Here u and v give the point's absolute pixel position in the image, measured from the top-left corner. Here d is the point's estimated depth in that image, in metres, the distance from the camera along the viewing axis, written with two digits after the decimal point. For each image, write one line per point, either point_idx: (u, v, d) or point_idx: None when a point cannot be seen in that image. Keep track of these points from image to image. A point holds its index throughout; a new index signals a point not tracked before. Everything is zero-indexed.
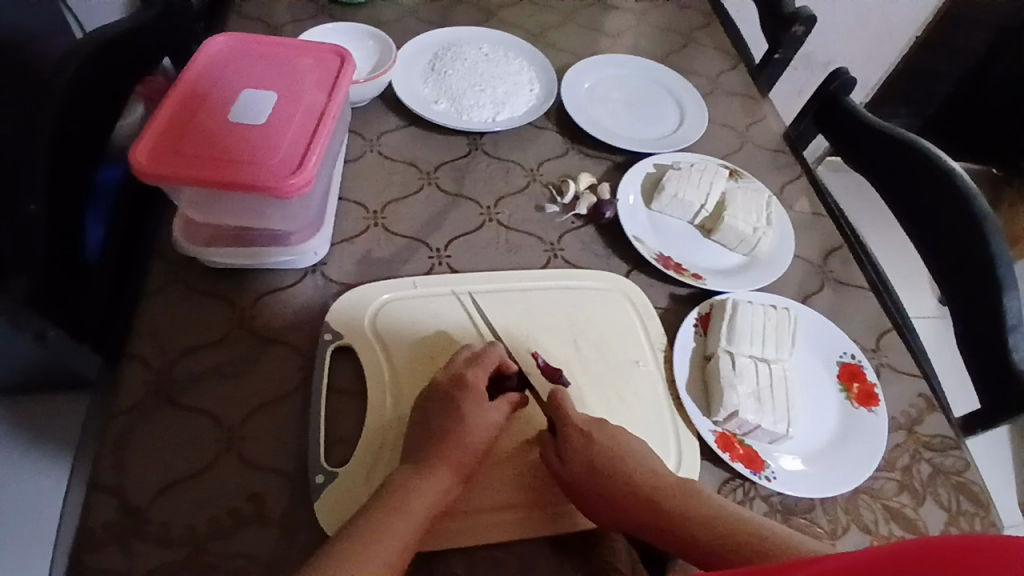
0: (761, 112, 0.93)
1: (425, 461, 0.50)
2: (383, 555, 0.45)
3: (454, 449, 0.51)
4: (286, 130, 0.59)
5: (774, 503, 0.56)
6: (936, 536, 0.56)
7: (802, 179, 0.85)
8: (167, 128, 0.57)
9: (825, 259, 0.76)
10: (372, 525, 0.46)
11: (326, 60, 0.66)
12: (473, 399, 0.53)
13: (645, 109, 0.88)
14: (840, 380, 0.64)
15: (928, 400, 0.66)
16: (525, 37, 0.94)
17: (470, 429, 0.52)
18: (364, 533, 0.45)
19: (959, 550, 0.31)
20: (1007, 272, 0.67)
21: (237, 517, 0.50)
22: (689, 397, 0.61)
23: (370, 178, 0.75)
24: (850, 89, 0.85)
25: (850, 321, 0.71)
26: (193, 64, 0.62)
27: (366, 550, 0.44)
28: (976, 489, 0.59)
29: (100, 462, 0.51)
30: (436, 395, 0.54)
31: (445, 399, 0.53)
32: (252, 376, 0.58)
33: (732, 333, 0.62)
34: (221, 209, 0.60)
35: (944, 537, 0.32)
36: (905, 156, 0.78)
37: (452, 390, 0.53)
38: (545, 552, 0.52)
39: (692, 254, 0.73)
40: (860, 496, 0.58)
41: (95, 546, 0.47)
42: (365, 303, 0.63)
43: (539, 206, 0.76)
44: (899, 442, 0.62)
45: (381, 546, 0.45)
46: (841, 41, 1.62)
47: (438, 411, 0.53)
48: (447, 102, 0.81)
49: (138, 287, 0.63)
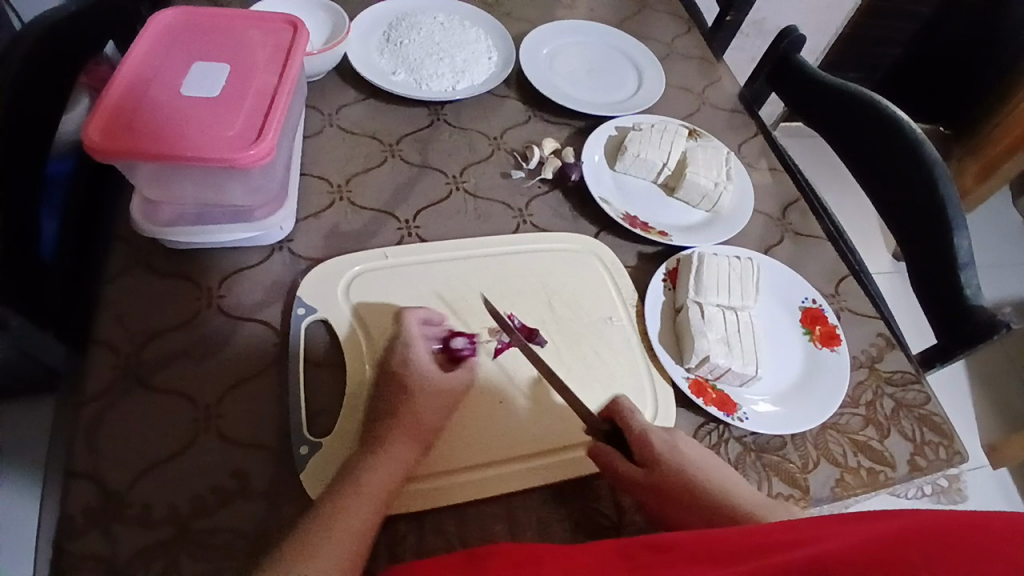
0: (717, 74, 0.94)
1: (379, 440, 0.49)
2: (349, 535, 0.43)
3: (406, 426, 0.49)
4: (243, 102, 0.57)
5: (747, 442, 0.59)
6: (900, 463, 0.59)
7: (758, 137, 0.87)
8: (118, 104, 0.55)
9: (784, 212, 0.79)
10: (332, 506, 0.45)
11: (280, 32, 0.64)
12: (420, 379, 0.52)
13: (604, 74, 0.88)
14: (804, 324, 0.67)
15: (887, 339, 0.69)
16: (481, 6, 0.93)
17: (421, 407, 0.50)
18: (328, 510, 0.44)
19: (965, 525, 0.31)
20: (957, 216, 0.71)
21: (219, 494, 0.49)
22: (663, 348, 0.63)
23: (332, 153, 0.73)
24: (800, 47, 0.88)
25: (810, 269, 0.74)
26: (140, 38, 0.60)
27: (328, 531, 0.43)
28: (937, 420, 0.63)
29: (74, 450, 0.50)
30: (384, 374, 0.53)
31: (391, 383, 0.52)
32: (226, 355, 0.57)
33: (700, 284, 0.63)
34: (180, 186, 0.59)
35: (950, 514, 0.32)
36: (857, 109, 0.80)
37: (394, 371, 0.52)
38: (533, 504, 0.53)
39: (657, 213, 0.75)
40: (828, 431, 0.61)
41: (76, 533, 0.46)
42: (336, 276, 0.63)
43: (505, 174, 0.76)
44: (862, 379, 0.65)
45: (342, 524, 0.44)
46: (791, 8, 1.65)
47: (396, 385, 0.51)
48: (405, 73, 0.80)
49: (99, 273, 0.61)
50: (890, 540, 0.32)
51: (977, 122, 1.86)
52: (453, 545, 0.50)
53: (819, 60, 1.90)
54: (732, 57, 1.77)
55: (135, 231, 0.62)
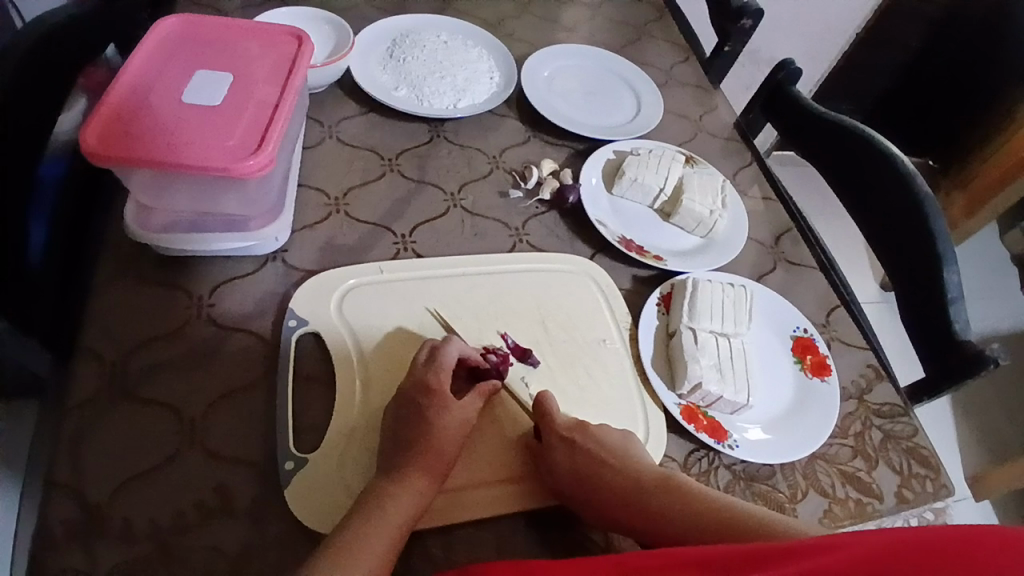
0: (713, 102, 0.96)
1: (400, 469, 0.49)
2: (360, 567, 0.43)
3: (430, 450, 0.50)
4: (243, 113, 0.57)
5: (737, 470, 0.59)
6: (888, 496, 0.59)
7: (753, 166, 0.89)
8: (117, 110, 0.55)
9: (777, 241, 0.80)
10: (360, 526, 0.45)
11: (283, 44, 0.64)
12: (439, 407, 0.52)
13: (603, 98, 0.90)
14: (794, 353, 0.67)
15: (875, 370, 0.70)
16: (484, 26, 0.94)
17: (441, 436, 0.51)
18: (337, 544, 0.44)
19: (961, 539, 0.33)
20: (947, 249, 0.72)
21: (202, 510, 0.48)
22: (655, 372, 0.63)
23: (330, 165, 0.73)
24: (795, 80, 0.90)
25: (802, 298, 0.75)
26: (144, 44, 0.60)
27: (354, 553, 0.44)
28: (925, 452, 0.63)
29: (55, 459, 0.48)
30: (404, 397, 0.53)
31: (412, 406, 0.52)
32: (214, 366, 0.56)
33: (693, 310, 0.64)
34: (175, 193, 0.58)
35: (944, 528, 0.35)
36: (850, 142, 0.82)
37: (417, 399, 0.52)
38: (521, 527, 0.52)
39: (652, 237, 0.75)
40: (817, 461, 0.61)
41: (54, 545, 0.45)
42: (330, 290, 0.62)
43: (503, 193, 0.76)
44: (851, 409, 0.66)
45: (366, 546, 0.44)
46: (784, 41, 1.70)
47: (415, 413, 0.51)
48: (406, 89, 0.81)
49: (88, 279, 0.60)
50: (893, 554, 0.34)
51: (963, 157, 1.90)
52: (439, 568, 0.49)
53: (811, 91, 1.94)
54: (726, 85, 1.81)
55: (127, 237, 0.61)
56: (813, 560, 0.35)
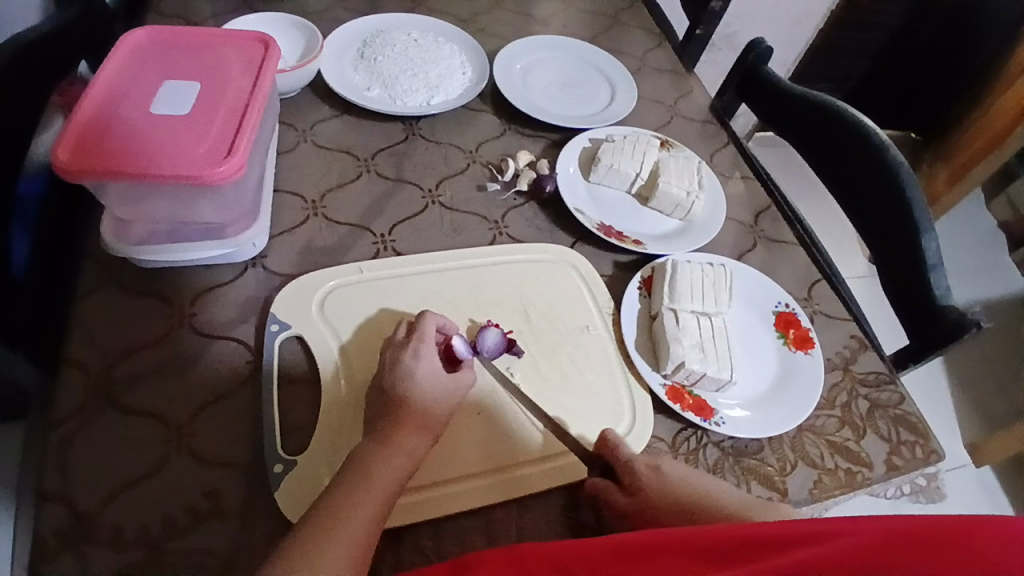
0: (688, 86, 0.96)
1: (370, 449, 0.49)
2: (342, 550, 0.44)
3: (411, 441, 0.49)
4: (214, 120, 0.57)
5: (725, 447, 0.59)
6: (877, 464, 0.60)
7: (730, 146, 0.89)
8: (87, 123, 0.55)
9: (756, 219, 0.80)
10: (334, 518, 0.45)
11: (252, 49, 0.64)
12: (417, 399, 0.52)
13: (577, 88, 0.90)
14: (778, 328, 0.67)
15: (860, 341, 0.70)
16: (455, 23, 0.94)
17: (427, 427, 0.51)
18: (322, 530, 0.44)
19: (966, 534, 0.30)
20: (923, 218, 0.72)
21: (193, 515, 0.48)
22: (639, 355, 0.63)
23: (306, 169, 0.73)
24: (767, 59, 0.90)
25: (783, 274, 0.75)
26: (112, 57, 0.60)
27: (326, 544, 0.43)
28: (911, 420, 0.64)
29: (44, 473, 0.48)
30: (377, 391, 0.53)
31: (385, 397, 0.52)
32: (199, 372, 0.56)
33: (674, 291, 0.64)
34: (151, 204, 0.58)
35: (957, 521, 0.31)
36: (823, 118, 0.82)
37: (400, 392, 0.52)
38: (511, 515, 0.53)
39: (632, 222, 0.76)
40: (805, 434, 0.61)
41: (46, 557, 0.45)
42: (311, 292, 0.62)
43: (481, 186, 0.76)
44: (836, 381, 0.66)
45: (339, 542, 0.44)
46: (760, 23, 1.70)
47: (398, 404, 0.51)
48: (380, 89, 0.81)
49: (69, 293, 0.60)
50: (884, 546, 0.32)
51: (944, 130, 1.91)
52: (431, 559, 0.49)
53: (790, 71, 1.94)
54: (705, 69, 1.82)
55: (107, 249, 0.61)
56: (795, 551, 0.34)
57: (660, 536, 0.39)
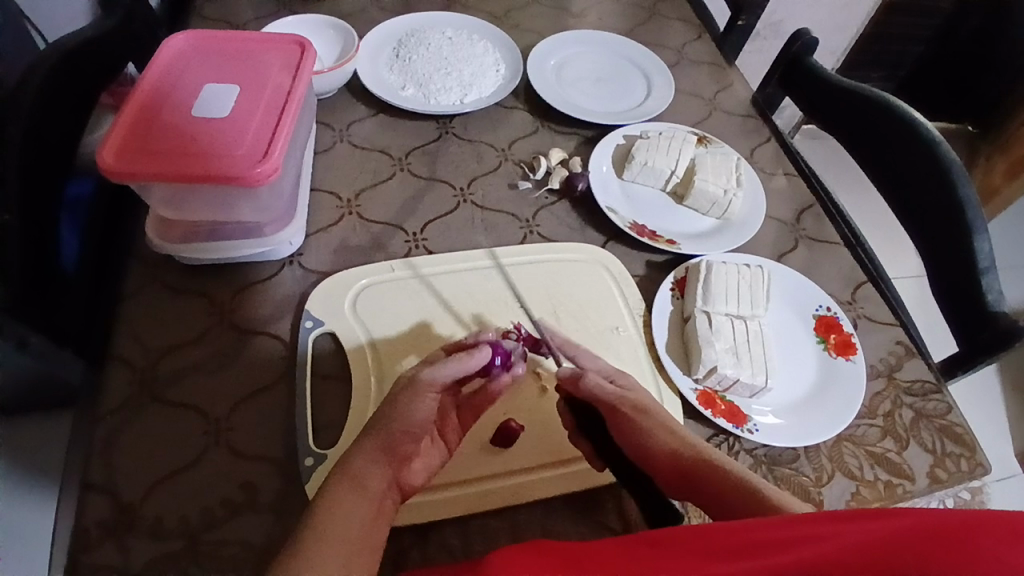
0: (729, 79, 0.93)
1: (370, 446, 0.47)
2: (358, 532, 0.42)
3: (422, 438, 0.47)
4: (251, 122, 0.59)
5: (758, 454, 0.58)
6: (920, 477, 0.57)
7: (772, 141, 0.86)
8: (133, 128, 0.57)
9: (798, 218, 0.77)
10: (339, 503, 0.43)
11: (288, 52, 0.66)
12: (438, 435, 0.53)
13: (613, 84, 0.88)
14: (818, 333, 0.65)
15: (906, 347, 0.67)
16: (490, 19, 0.94)
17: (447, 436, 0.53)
18: (334, 515, 0.42)
19: (960, 527, 0.30)
20: (976, 217, 0.68)
21: (228, 506, 0.50)
22: (670, 358, 0.62)
23: (342, 169, 0.75)
24: (812, 50, 0.86)
25: (825, 275, 0.72)
26: (153, 63, 0.62)
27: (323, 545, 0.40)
28: (959, 430, 0.60)
29: (89, 463, 0.51)
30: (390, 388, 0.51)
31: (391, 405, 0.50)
32: (237, 368, 0.58)
33: (708, 293, 0.63)
34: (191, 205, 0.60)
35: (954, 514, 0.31)
36: (872, 111, 0.79)
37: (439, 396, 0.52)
38: (538, 517, 0.53)
39: (665, 221, 0.74)
40: (843, 443, 0.59)
41: (93, 544, 0.47)
42: (343, 290, 0.64)
43: (512, 184, 0.76)
44: (879, 389, 0.63)
45: (346, 530, 0.41)
46: (808, 10, 1.63)
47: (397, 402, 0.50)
48: (414, 88, 0.82)
49: (114, 292, 0.63)
50: (882, 542, 0.31)
51: (1005, 121, 1.80)
52: (456, 558, 0.50)
53: (840, 61, 1.86)
54: (747, 59, 1.76)
55: (152, 250, 0.64)
56: (800, 549, 0.33)
57: (688, 531, 0.38)
